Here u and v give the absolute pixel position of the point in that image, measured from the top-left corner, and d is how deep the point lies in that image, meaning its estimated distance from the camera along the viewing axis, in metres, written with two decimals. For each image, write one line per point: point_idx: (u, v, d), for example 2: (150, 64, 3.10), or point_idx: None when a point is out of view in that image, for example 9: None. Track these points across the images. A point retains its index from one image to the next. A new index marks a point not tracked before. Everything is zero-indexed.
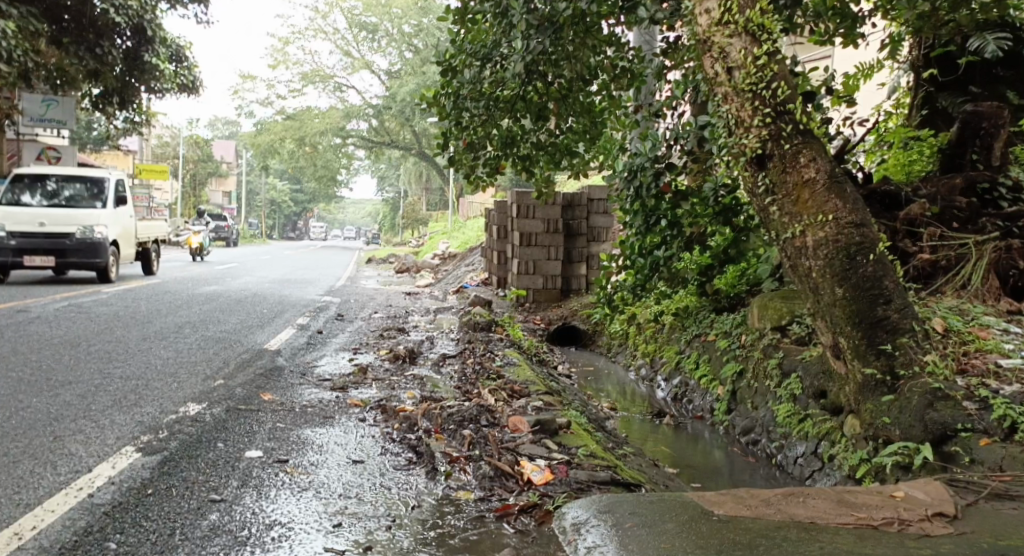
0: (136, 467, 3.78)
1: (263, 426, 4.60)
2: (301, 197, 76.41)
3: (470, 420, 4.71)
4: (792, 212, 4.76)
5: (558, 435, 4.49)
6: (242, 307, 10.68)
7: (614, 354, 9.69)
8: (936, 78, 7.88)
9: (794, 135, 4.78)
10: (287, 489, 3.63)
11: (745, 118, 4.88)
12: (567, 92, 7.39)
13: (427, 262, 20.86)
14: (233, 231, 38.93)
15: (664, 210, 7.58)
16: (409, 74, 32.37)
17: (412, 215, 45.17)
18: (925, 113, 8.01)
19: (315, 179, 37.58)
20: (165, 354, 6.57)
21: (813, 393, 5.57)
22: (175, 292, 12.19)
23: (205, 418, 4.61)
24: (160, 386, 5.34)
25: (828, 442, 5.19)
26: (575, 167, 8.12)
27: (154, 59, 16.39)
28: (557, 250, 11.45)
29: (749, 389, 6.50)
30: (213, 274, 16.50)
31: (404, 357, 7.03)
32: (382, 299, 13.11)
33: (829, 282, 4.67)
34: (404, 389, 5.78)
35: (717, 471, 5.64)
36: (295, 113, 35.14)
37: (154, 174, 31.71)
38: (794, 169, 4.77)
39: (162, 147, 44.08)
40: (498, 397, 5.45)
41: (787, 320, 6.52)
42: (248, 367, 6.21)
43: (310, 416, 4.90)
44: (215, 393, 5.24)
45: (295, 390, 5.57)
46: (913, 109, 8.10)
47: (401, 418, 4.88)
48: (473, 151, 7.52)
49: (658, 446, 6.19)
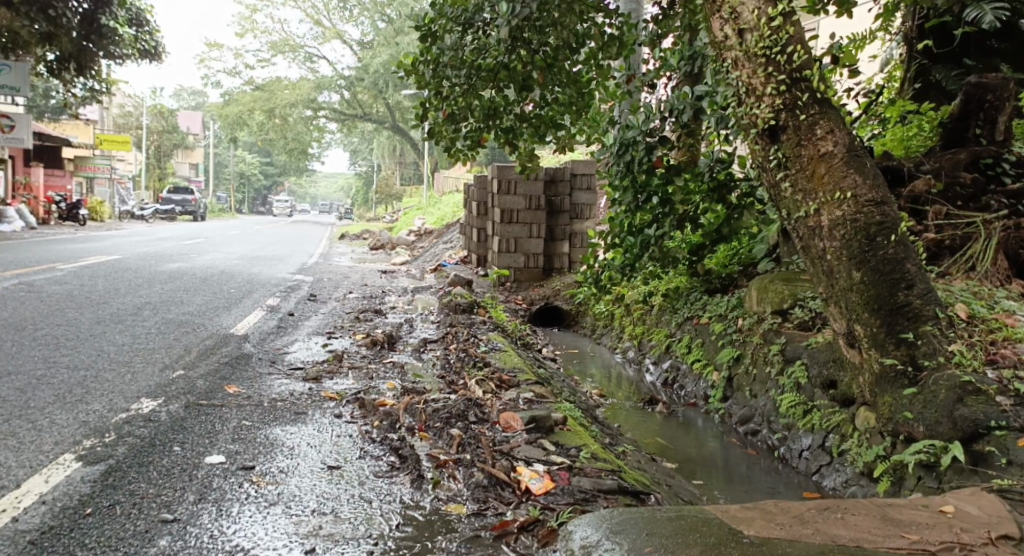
0: (74, 481, 3.33)
1: (227, 424, 4.15)
2: (272, 170, 75.20)
3: (458, 417, 4.32)
4: (807, 188, 4.38)
5: (554, 434, 4.12)
6: (207, 286, 10.15)
7: (599, 336, 9.34)
8: (931, 50, 7.40)
9: (811, 104, 4.38)
10: (251, 504, 3.21)
11: (758, 86, 4.49)
12: (553, 61, 6.91)
13: (402, 239, 20.26)
14: (201, 203, 38.09)
15: (657, 184, 7.22)
16: (381, 44, 31.26)
17: (386, 190, 44.44)
18: (919, 86, 7.57)
19: (285, 152, 36.81)
20: (122, 340, 6.08)
21: (818, 383, 5.21)
22: (137, 269, 11.63)
23: (160, 417, 4.15)
24: (112, 378, 4.86)
25: (837, 435, 4.85)
26: (561, 141, 7.65)
27: (111, 22, 15.93)
28: (539, 227, 11.04)
29: (747, 376, 6.16)
30: (177, 250, 15.87)
31: (382, 342, 6.61)
32: (356, 278, 12.65)
33: (846, 265, 4.29)
34: (384, 379, 5.37)
35: (716, 464, 5.29)
36: (264, 84, 34.33)
37: (114, 144, 30.81)
38: (809, 142, 4.37)
39: (126, 117, 42.85)
40: (486, 388, 5.05)
41: (788, 304, 6.08)
42: (212, 355, 5.73)
43: (281, 412, 4.46)
44: (173, 386, 4.77)
45: (263, 381, 5.12)
46: (906, 81, 7.65)
47: (381, 414, 4.46)
48: (454, 123, 7.03)
49: (652, 437, 5.84)
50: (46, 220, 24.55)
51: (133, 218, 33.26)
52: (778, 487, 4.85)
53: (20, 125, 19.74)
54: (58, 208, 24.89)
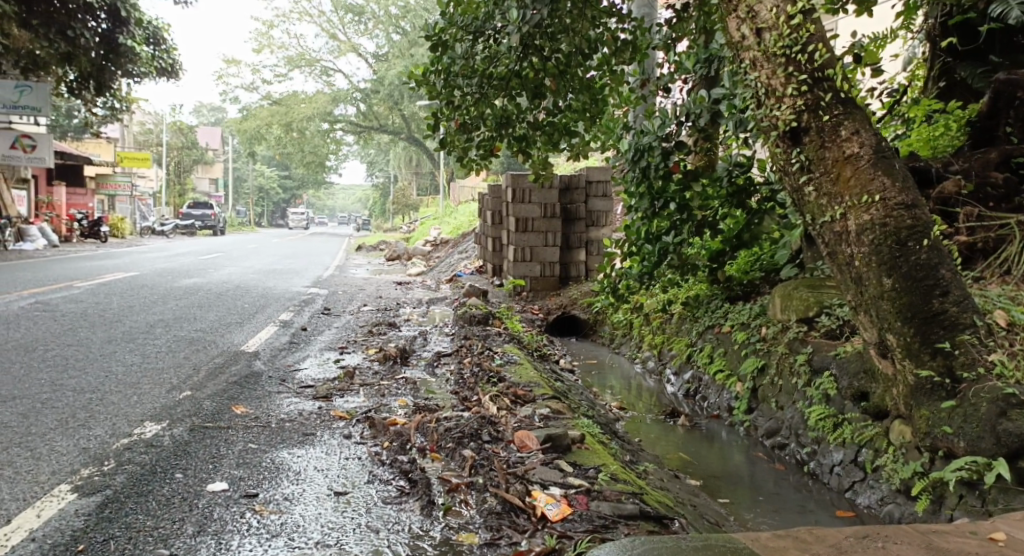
0: (68, 514, 3.18)
1: (232, 448, 4.00)
2: (290, 183, 75.62)
3: (470, 437, 4.15)
4: (832, 192, 4.17)
5: (570, 454, 3.94)
6: (222, 301, 10.06)
7: (618, 346, 9.14)
8: (955, 48, 7.11)
9: (834, 104, 4.18)
10: (252, 537, 3.06)
11: (777, 87, 4.29)
12: (565, 67, 6.74)
13: (418, 249, 20.13)
14: (220, 218, 38.23)
15: (673, 191, 7.05)
16: (396, 57, 31.30)
17: (403, 201, 44.45)
18: (944, 84, 7.28)
19: (303, 165, 36.94)
20: (131, 360, 5.96)
21: (848, 395, 4.99)
22: (153, 286, 11.56)
23: (162, 441, 4.00)
24: (118, 401, 4.73)
25: (871, 449, 4.64)
26: (574, 149, 7.48)
27: (129, 40, 15.95)
28: (554, 235, 10.87)
29: (773, 387, 5.95)
30: (194, 265, 15.84)
31: (395, 357, 6.46)
32: (371, 290, 12.52)
33: (875, 271, 4.07)
34: (395, 396, 5.21)
35: (743, 480, 5.09)
36: (281, 98, 34.48)
37: (134, 161, 30.96)
38: (834, 144, 4.16)
39: (146, 133, 43.21)
40: (500, 404, 4.88)
41: (814, 312, 5.85)
42: (221, 374, 5.60)
43: (288, 433, 4.31)
44: (179, 408, 4.63)
45: (272, 400, 4.97)
46: (930, 81, 7.38)
47: (392, 434, 4.29)
48: (466, 134, 6.88)
49: (675, 452, 5.64)
50: (69, 236, 24.47)
51: (155, 234, 33.49)
52: (809, 504, 4.64)
53: (42, 145, 19.79)
54: (79, 225, 25.02)
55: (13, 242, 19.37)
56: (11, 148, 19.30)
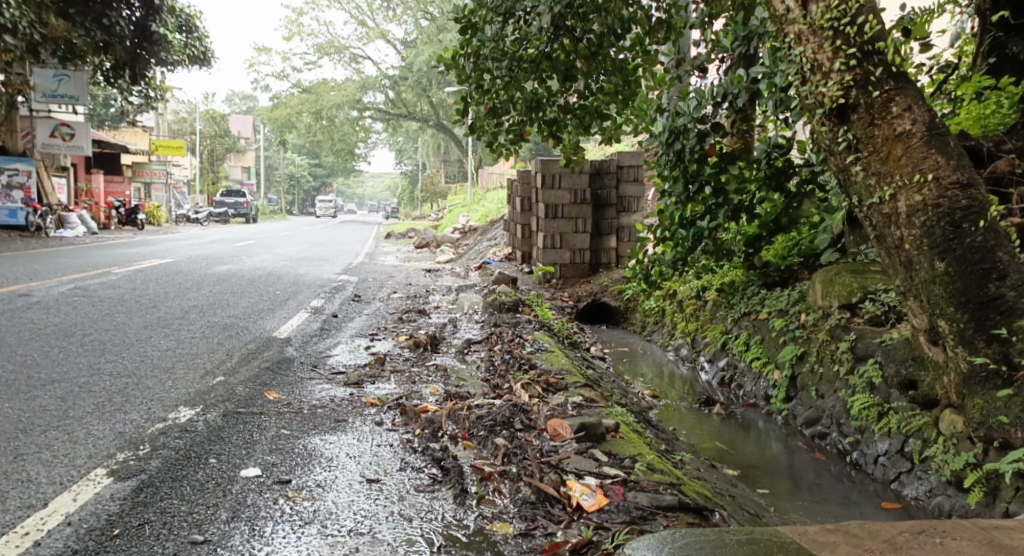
0: (103, 499, 3.14)
1: (265, 434, 3.95)
2: (320, 171, 76.03)
3: (503, 425, 4.05)
4: (882, 171, 4.03)
5: (606, 443, 3.83)
6: (254, 288, 10.06)
7: (649, 333, 9.01)
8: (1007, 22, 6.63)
9: (885, 79, 4.02)
10: (285, 524, 3.00)
11: (824, 61, 4.14)
12: (597, 48, 6.59)
13: (447, 237, 20.02)
14: (252, 206, 38.49)
15: (709, 174, 6.90)
16: (424, 43, 31.22)
17: (432, 188, 44.49)
18: (993, 60, 6.82)
19: (333, 153, 37.05)
20: (165, 345, 5.94)
21: (893, 383, 4.84)
22: (186, 272, 11.59)
23: (196, 426, 3.95)
24: (153, 386, 4.68)
25: (919, 439, 4.49)
26: (607, 133, 7.32)
27: (162, 28, 16.26)
28: (584, 222, 10.72)
29: (813, 375, 5.80)
30: (226, 252, 15.92)
31: (425, 344, 6.39)
32: (401, 277, 12.47)
33: (927, 255, 3.93)
34: (426, 384, 5.13)
35: (783, 470, 4.96)
36: (310, 86, 34.58)
37: (168, 149, 31.21)
38: (884, 121, 4.01)
39: (179, 122, 43.59)
40: (532, 392, 4.78)
41: (857, 298, 5.69)
42: (253, 360, 5.55)
43: (320, 420, 4.25)
44: (212, 393, 4.58)
45: (304, 387, 4.92)
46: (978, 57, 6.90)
47: (423, 421, 4.22)
48: (497, 117, 6.76)
49: (711, 441, 5.52)
50: (106, 224, 24.70)
51: (188, 222, 33.83)
52: (853, 495, 4.51)
53: (80, 134, 19.93)
54: (115, 213, 25.30)
55: (53, 229, 19.63)
56: (50, 137, 19.42)
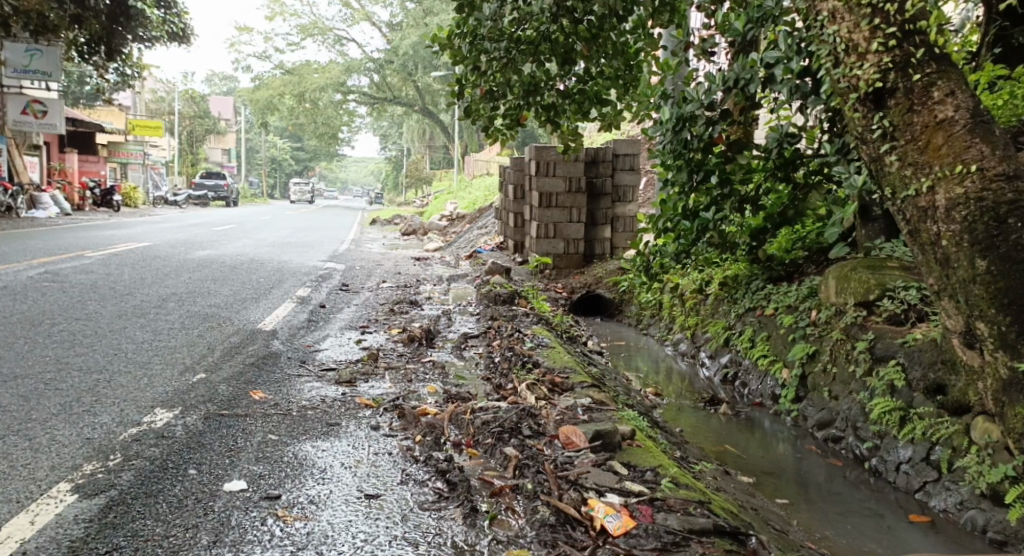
0: (65, 521, 2.82)
1: (250, 440, 3.62)
2: (302, 155, 75.27)
3: (511, 431, 3.77)
4: (919, 161, 3.77)
5: (623, 452, 3.57)
6: (235, 275, 9.68)
7: (646, 326, 8.75)
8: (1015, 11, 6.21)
9: (926, 61, 3.78)
10: (274, 550, 2.69)
11: (860, 42, 3.89)
12: (598, 31, 6.28)
13: (434, 224, 19.67)
14: (233, 189, 37.88)
15: (714, 163, 6.62)
16: (411, 26, 30.77)
17: (416, 174, 44.08)
18: (998, 51, 6.46)
19: (316, 136, 36.49)
20: (141, 337, 5.59)
21: (918, 387, 4.60)
22: (164, 257, 11.18)
23: (174, 431, 3.61)
24: (126, 383, 4.33)
25: (948, 448, 4.25)
26: (607, 119, 7.00)
27: (140, 3, 15.89)
28: (579, 211, 10.41)
29: (825, 375, 5.56)
30: (206, 236, 15.46)
31: (420, 338, 6.08)
32: (389, 265, 12.13)
33: (966, 252, 3.67)
34: (423, 383, 4.83)
35: (800, 478, 4.71)
36: (293, 68, 34.06)
37: (146, 129, 30.54)
38: (924, 107, 3.76)
39: (157, 102, 42.78)
40: (538, 394, 4.49)
41: (875, 295, 5.41)
42: (237, 354, 5.21)
43: (310, 424, 3.92)
44: (193, 392, 4.24)
45: (291, 385, 4.59)
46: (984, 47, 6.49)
47: (423, 426, 3.91)
48: (492, 101, 6.43)
49: (719, 444, 5.26)
50: (80, 205, 24.14)
51: (166, 204, 33.16)
52: (877, 506, 4.27)
53: (53, 110, 19.51)
54: (91, 194, 24.69)
55: (26, 209, 19.12)
56: (21, 114, 18.95)
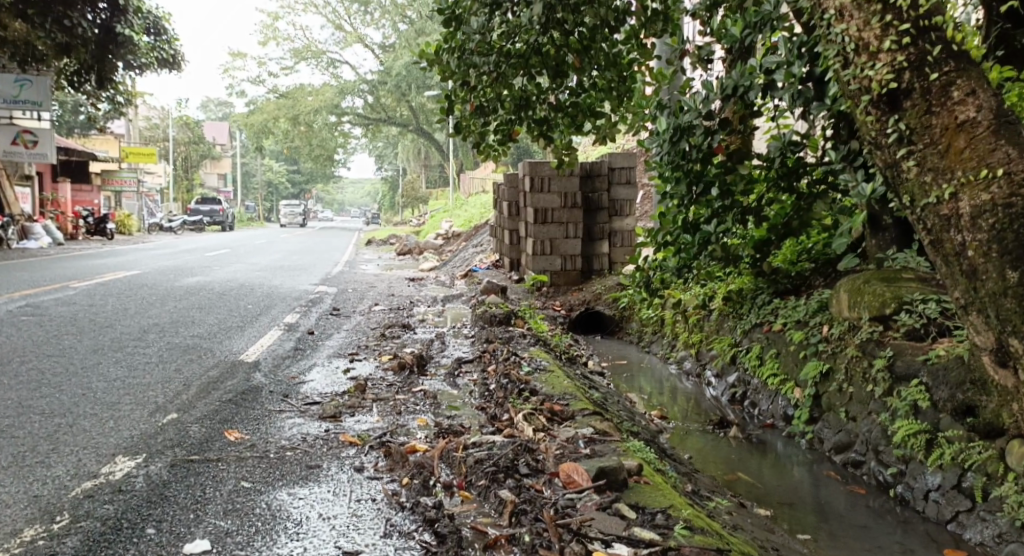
0: None
1: (220, 489, 3.30)
2: (298, 178, 75.15)
3: (506, 469, 3.44)
4: (940, 166, 3.45)
5: (629, 491, 3.25)
6: (223, 302, 9.35)
7: (648, 344, 8.44)
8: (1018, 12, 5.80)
9: (944, 58, 3.46)
10: None
11: (871, 40, 3.56)
12: (589, 42, 6.04)
13: (429, 243, 19.36)
14: (228, 213, 37.59)
15: (713, 174, 6.31)
16: (403, 47, 30.68)
17: (413, 193, 43.90)
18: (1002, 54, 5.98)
19: (311, 159, 36.28)
20: (115, 374, 5.26)
21: (946, 408, 4.29)
22: (151, 286, 10.85)
23: (134, 483, 3.29)
24: (91, 428, 4.00)
25: (982, 475, 3.96)
26: (602, 132, 6.71)
27: (128, 30, 15.61)
28: (576, 226, 10.11)
29: (841, 395, 5.23)
30: (198, 263, 15.14)
31: (411, 365, 5.76)
32: (383, 287, 11.80)
33: (995, 263, 3.38)
34: (413, 415, 4.50)
35: (821, 508, 4.38)
36: (287, 92, 33.92)
37: (140, 156, 30.23)
38: (944, 108, 3.43)
39: (151, 129, 42.57)
40: (536, 425, 4.16)
41: (892, 309, 5.12)
42: (215, 390, 4.88)
43: (288, 467, 3.58)
44: (162, 435, 3.92)
45: (271, 423, 4.26)
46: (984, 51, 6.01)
47: (411, 465, 3.58)
48: (483, 117, 6.13)
49: (731, 472, 4.92)
50: (74, 234, 23.78)
51: (162, 231, 32.83)
52: (906, 540, 3.96)
53: (43, 140, 19.24)
54: (84, 223, 24.38)
55: (17, 241, 18.79)
56: (11, 144, 18.68)
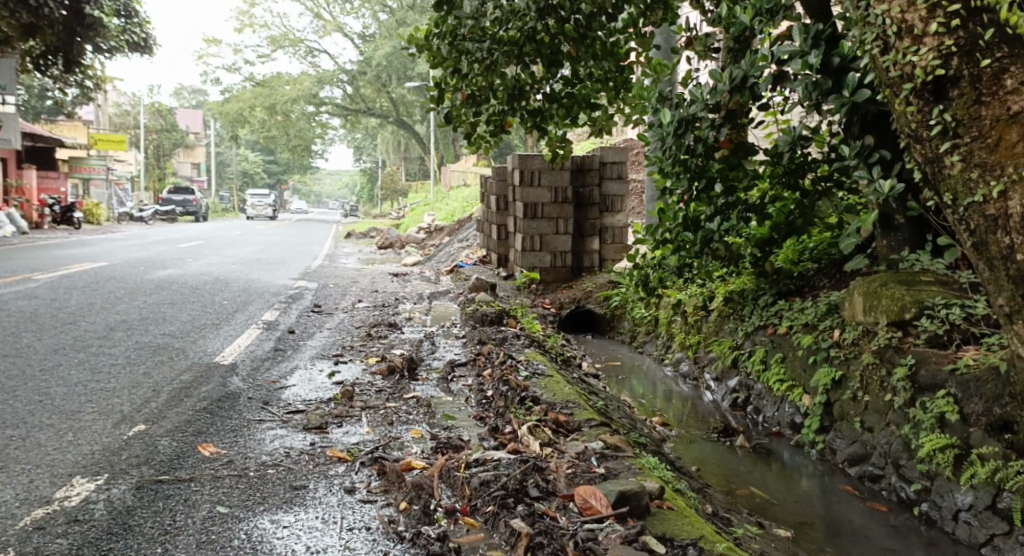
0: None
1: (193, 515, 2.95)
2: (274, 169, 74.23)
3: (516, 491, 3.13)
4: (988, 162, 3.15)
5: (654, 519, 2.95)
6: (196, 298, 8.90)
7: (641, 345, 8.15)
8: None
9: (996, 43, 3.14)
10: None
11: (916, 22, 3.25)
12: (587, 30, 5.69)
13: (412, 236, 18.93)
14: (202, 203, 36.88)
15: (717, 170, 6.01)
16: (384, 37, 30.24)
17: (392, 186, 43.46)
18: None
19: (288, 149, 35.68)
20: (77, 378, 4.85)
21: (979, 423, 4.04)
22: (120, 279, 10.37)
23: (92, 512, 2.95)
24: (46, 442, 3.62)
25: (1020, 496, 3.72)
26: (599, 124, 6.37)
27: (97, 12, 15.01)
28: (566, 222, 9.79)
29: (856, 404, 4.96)
30: (170, 255, 14.62)
31: (400, 368, 5.41)
32: (365, 282, 11.41)
33: None
34: (405, 426, 4.15)
35: (842, 527, 4.12)
36: (263, 80, 33.28)
37: (109, 143, 29.60)
38: (995, 98, 3.13)
39: (122, 115, 41.64)
40: (542, 439, 3.84)
41: (912, 314, 4.82)
42: (187, 398, 4.50)
43: (270, 488, 3.23)
44: (126, 451, 3.55)
45: (250, 435, 3.90)
46: None
47: (410, 485, 3.24)
48: (475, 106, 5.76)
49: (743, 486, 4.63)
50: (40, 223, 23.07)
51: (133, 220, 32.07)
52: None
53: (8, 125, 18.55)
54: (50, 211, 23.65)
55: None
56: None
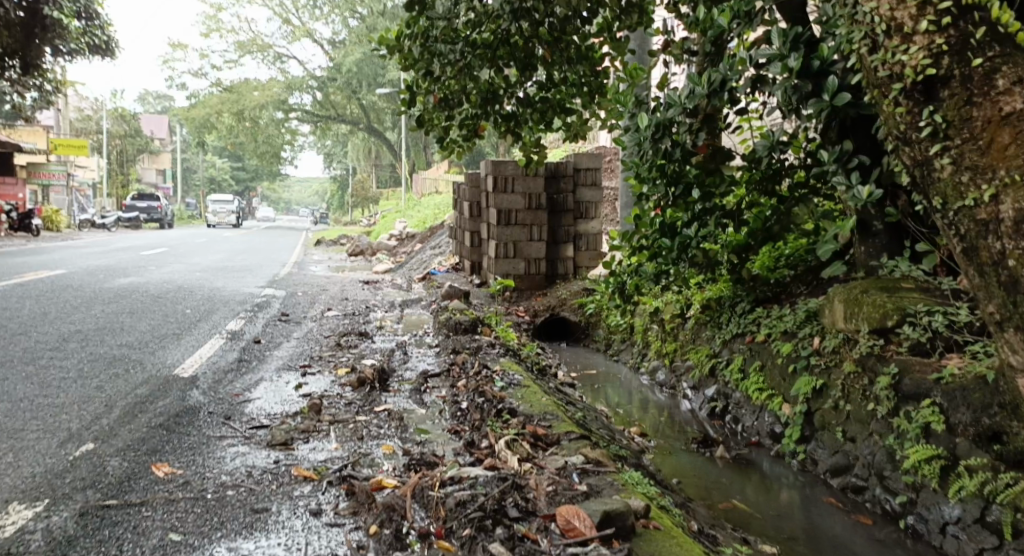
0: None
1: (140, 544, 2.77)
2: (242, 176, 73.39)
3: (494, 512, 2.98)
4: (979, 165, 3.07)
5: (639, 540, 2.81)
6: (158, 308, 8.63)
7: (616, 353, 8.03)
8: None
9: (988, 43, 3.06)
10: None
11: (906, 21, 3.16)
12: (561, 33, 5.56)
13: (383, 243, 18.69)
14: (167, 210, 36.25)
15: (694, 176, 5.91)
16: (354, 43, 30.02)
17: (362, 193, 43.12)
18: None
19: (256, 155, 35.24)
20: (25, 393, 4.61)
21: (965, 433, 3.95)
22: (78, 288, 10.04)
23: (28, 543, 2.76)
24: None
25: (1009, 509, 3.63)
26: (574, 128, 6.25)
27: (56, 12, 14.68)
28: (540, 229, 9.65)
29: (838, 413, 4.86)
30: (133, 262, 14.26)
31: (370, 380, 5.22)
32: (335, 290, 11.18)
33: None
34: (376, 441, 3.98)
35: (825, 541, 4.01)
36: (231, 86, 32.85)
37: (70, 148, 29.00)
38: (986, 99, 3.04)
39: (85, 121, 40.85)
40: (520, 454, 3.69)
41: (894, 321, 4.71)
42: (142, 413, 4.28)
43: (228, 512, 3.04)
44: (71, 474, 3.34)
45: (210, 453, 3.70)
46: None
47: (381, 506, 3.08)
48: (447, 109, 5.59)
49: (722, 499, 4.51)
50: None
51: (95, 227, 31.40)
52: None
53: None
54: (8, 217, 23.06)
55: None
56: None
